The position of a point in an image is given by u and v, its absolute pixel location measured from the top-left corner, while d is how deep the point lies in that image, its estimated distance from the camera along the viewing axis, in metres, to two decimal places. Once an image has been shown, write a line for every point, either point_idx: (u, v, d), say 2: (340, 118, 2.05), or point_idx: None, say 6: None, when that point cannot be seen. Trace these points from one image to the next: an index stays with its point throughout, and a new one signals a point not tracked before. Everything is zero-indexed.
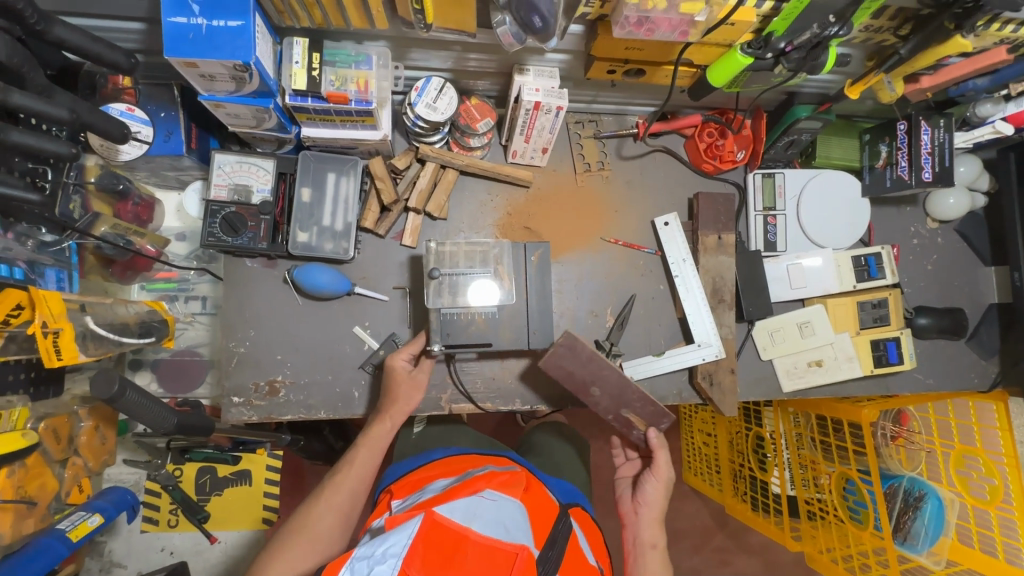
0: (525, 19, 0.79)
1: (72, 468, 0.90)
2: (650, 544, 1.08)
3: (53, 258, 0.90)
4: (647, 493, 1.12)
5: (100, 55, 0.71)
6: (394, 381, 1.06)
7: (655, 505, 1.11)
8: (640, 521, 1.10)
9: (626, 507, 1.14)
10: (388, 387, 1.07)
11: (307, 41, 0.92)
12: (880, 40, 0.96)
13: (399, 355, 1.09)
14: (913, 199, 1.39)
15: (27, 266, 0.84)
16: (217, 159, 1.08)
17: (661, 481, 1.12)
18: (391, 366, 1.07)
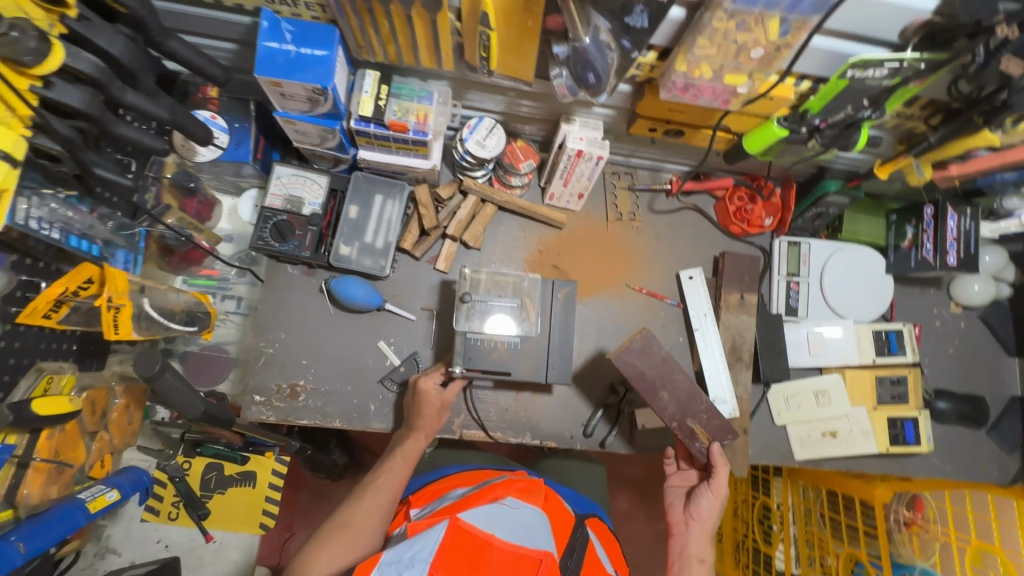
0: (581, 74, 0.87)
1: (100, 441, 0.91)
2: (698, 560, 1.07)
3: (127, 241, 0.93)
4: (702, 507, 1.09)
5: (204, 68, 0.80)
6: (425, 399, 1.10)
7: (710, 518, 1.09)
8: (692, 534, 1.08)
9: (677, 518, 1.12)
10: (418, 406, 1.10)
11: (377, 74, 1.01)
12: (911, 127, 1.01)
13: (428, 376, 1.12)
14: (937, 282, 1.40)
15: (101, 245, 0.87)
16: (277, 171, 1.16)
17: (717, 497, 1.08)
18: (420, 388, 1.10)
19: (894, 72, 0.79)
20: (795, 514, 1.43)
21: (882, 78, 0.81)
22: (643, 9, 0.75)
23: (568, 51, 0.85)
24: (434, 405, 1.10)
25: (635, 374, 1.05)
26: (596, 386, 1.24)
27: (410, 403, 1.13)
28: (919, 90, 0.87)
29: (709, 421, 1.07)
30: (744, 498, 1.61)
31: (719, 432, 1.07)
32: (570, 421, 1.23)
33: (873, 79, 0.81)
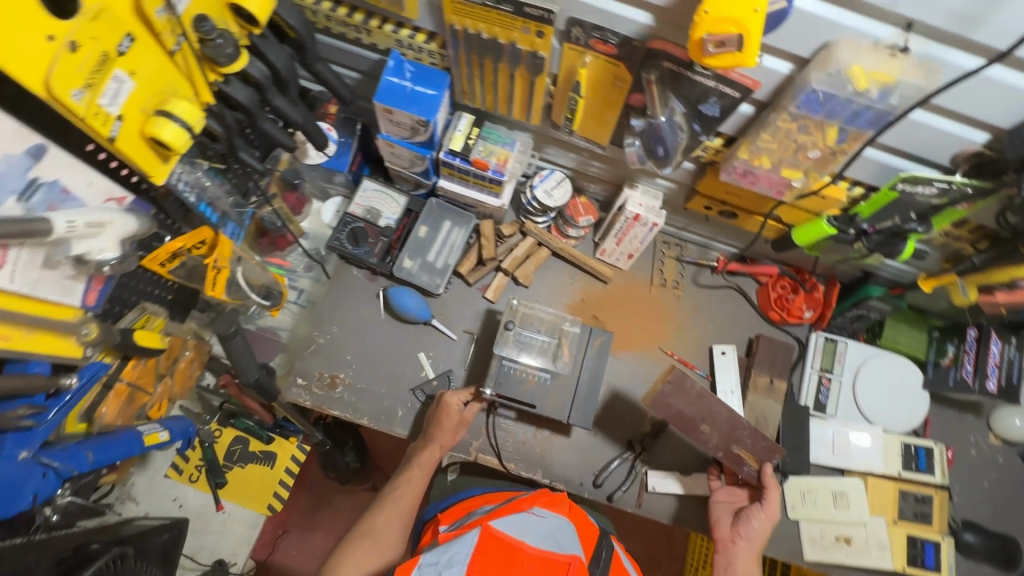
0: (652, 146, 0.98)
1: (165, 386, 1.01)
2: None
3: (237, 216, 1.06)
4: (754, 526, 1.12)
5: (337, 88, 0.95)
6: (448, 417, 1.15)
7: (761, 535, 1.13)
8: (742, 551, 1.12)
9: (723, 534, 1.14)
10: (436, 419, 1.16)
11: (472, 118, 1.15)
12: (959, 248, 1.06)
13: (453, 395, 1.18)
14: (976, 409, 1.38)
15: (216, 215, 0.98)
16: (365, 184, 1.31)
17: (769, 517, 1.12)
18: (445, 402, 1.16)
19: (943, 192, 0.86)
20: None
21: (932, 196, 0.88)
22: (716, 100, 0.85)
23: (644, 125, 0.96)
24: (452, 422, 1.15)
25: (677, 408, 1.07)
26: (614, 439, 1.27)
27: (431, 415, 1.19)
28: (967, 214, 0.93)
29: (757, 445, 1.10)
30: None
31: (767, 455, 1.10)
32: (583, 468, 1.25)
33: (921, 195, 0.88)
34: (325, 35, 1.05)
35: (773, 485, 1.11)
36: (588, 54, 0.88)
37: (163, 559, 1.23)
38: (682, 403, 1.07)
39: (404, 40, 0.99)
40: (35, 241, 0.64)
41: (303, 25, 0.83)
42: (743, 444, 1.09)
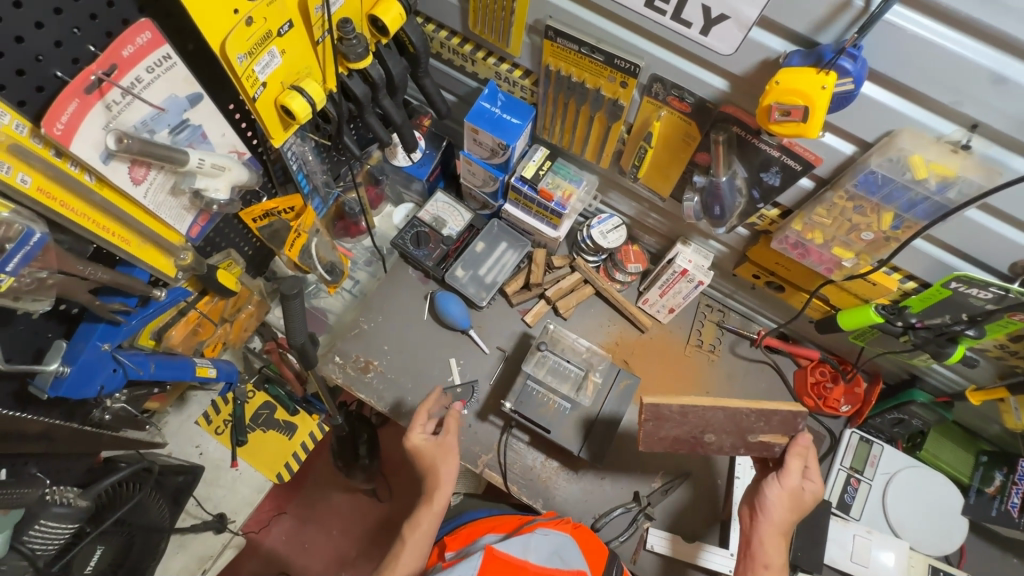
0: (709, 204, 1.03)
1: (225, 331, 1.12)
2: (762, 564, 0.96)
3: None
4: (768, 500, 0.97)
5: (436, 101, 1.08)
6: (421, 451, 1.10)
7: (779, 513, 0.96)
8: (761, 528, 0.97)
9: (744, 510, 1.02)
10: (422, 463, 1.10)
11: (546, 152, 1.25)
12: (1013, 364, 1.01)
13: (414, 430, 1.11)
14: (1023, 553, 1.26)
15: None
16: (437, 196, 1.43)
17: (786, 490, 0.96)
18: (415, 445, 1.10)
19: (998, 298, 0.86)
20: None
21: (987, 301, 0.88)
22: (778, 170, 0.91)
23: (705, 183, 1.01)
24: (430, 455, 1.10)
25: (673, 436, 0.95)
26: (620, 486, 1.25)
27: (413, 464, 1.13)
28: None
29: (773, 417, 0.93)
30: None
31: (789, 429, 0.93)
32: (584, 508, 1.23)
33: (976, 298, 0.89)
34: (436, 61, 1.20)
35: (796, 452, 0.94)
36: (663, 109, 0.96)
37: (173, 498, 1.33)
38: (670, 430, 0.94)
39: (502, 73, 1.12)
40: (170, 168, 0.78)
41: (423, 43, 0.96)
42: (759, 423, 0.93)
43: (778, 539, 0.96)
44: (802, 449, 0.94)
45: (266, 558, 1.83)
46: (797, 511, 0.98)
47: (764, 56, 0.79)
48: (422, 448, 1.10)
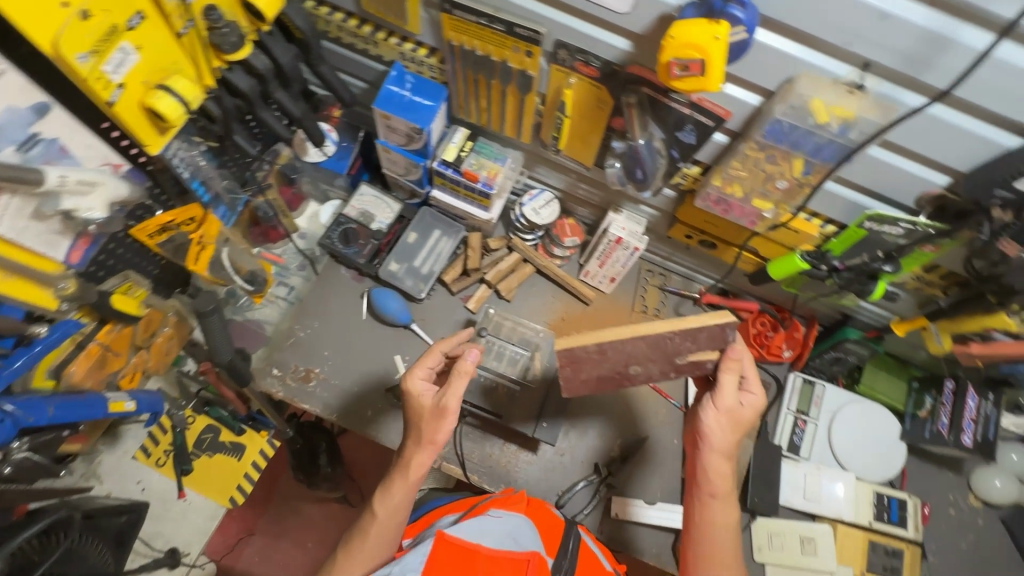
0: (631, 169, 1.02)
1: (140, 359, 1.04)
2: (708, 493, 0.91)
3: None
4: (706, 425, 0.91)
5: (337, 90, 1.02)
6: (415, 405, 0.93)
7: (721, 439, 0.90)
8: (704, 457, 0.91)
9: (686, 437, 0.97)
10: (412, 408, 0.95)
11: (467, 132, 1.21)
12: (933, 294, 1.07)
13: (414, 374, 0.96)
14: (956, 467, 1.35)
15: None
16: (362, 189, 1.36)
17: (724, 413, 0.89)
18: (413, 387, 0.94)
19: (909, 232, 0.88)
20: None
21: (898, 237, 0.91)
22: (692, 128, 0.90)
23: (624, 148, 1.00)
24: (423, 413, 0.92)
25: (596, 376, 0.89)
26: (580, 459, 1.25)
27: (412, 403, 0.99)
28: (934, 258, 0.95)
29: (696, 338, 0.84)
30: None
31: (718, 345, 0.85)
32: (546, 487, 1.23)
33: (889, 235, 0.91)
34: (337, 46, 1.13)
35: (727, 367, 0.87)
36: (573, 76, 0.93)
37: (117, 542, 1.25)
38: (589, 370, 0.88)
39: (407, 53, 1.07)
40: (24, 191, 0.72)
41: (310, 28, 0.89)
42: (684, 344, 0.84)
43: (723, 464, 0.91)
44: (733, 363, 0.87)
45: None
46: (741, 432, 0.91)
47: (660, 11, 0.77)
48: (413, 405, 0.93)
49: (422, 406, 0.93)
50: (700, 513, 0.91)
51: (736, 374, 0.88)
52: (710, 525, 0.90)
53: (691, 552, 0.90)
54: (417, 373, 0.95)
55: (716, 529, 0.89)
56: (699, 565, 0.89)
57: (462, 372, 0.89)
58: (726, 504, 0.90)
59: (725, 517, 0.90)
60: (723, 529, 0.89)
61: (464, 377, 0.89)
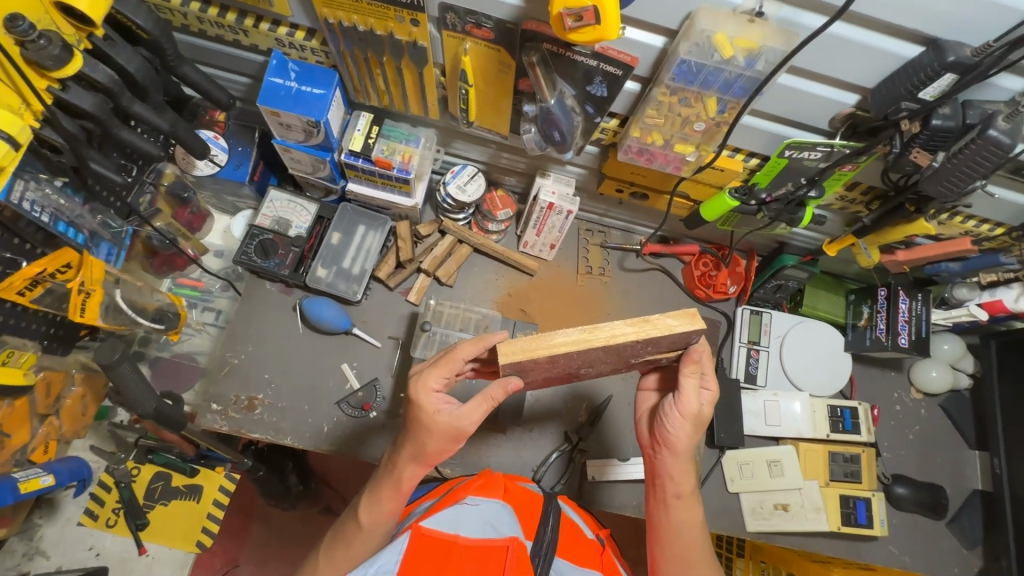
0: (547, 132, 0.97)
1: (48, 427, 0.94)
2: (673, 494, 0.92)
3: (111, 235, 1.04)
4: (670, 430, 0.91)
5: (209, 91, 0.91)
6: (424, 421, 0.83)
7: (684, 442, 0.91)
8: (668, 461, 0.92)
9: (647, 438, 0.97)
10: (413, 422, 0.84)
11: (371, 116, 1.11)
12: (856, 211, 1.10)
13: (427, 384, 0.83)
14: (897, 365, 1.43)
15: (88, 236, 0.98)
16: (272, 194, 1.25)
17: (686, 418, 0.89)
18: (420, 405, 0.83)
19: (827, 155, 0.88)
20: None
21: (818, 161, 0.90)
22: (601, 80, 0.85)
23: (536, 110, 0.94)
24: (434, 431, 0.83)
25: (545, 377, 0.85)
26: (550, 431, 1.25)
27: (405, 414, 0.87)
28: (855, 175, 0.95)
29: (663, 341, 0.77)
30: None
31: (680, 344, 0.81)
32: (520, 466, 1.23)
33: (809, 160, 0.90)
34: (202, 39, 1.00)
35: (689, 371, 0.87)
36: (467, 41, 0.86)
37: None
38: (542, 375, 0.83)
39: (283, 38, 0.95)
40: None
41: (156, 25, 0.77)
42: (648, 349, 0.78)
43: (685, 466, 0.92)
44: (693, 367, 0.86)
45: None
46: (701, 433, 0.92)
47: None
48: (423, 417, 0.82)
49: (435, 422, 0.83)
50: (665, 516, 0.92)
51: (696, 377, 0.88)
52: (675, 526, 0.91)
53: (659, 555, 0.92)
54: (431, 386, 0.82)
55: (682, 528, 0.91)
56: (669, 565, 0.91)
57: (489, 398, 0.84)
58: (689, 504, 0.92)
59: (689, 516, 0.91)
60: (689, 527, 0.91)
61: (491, 402, 0.84)
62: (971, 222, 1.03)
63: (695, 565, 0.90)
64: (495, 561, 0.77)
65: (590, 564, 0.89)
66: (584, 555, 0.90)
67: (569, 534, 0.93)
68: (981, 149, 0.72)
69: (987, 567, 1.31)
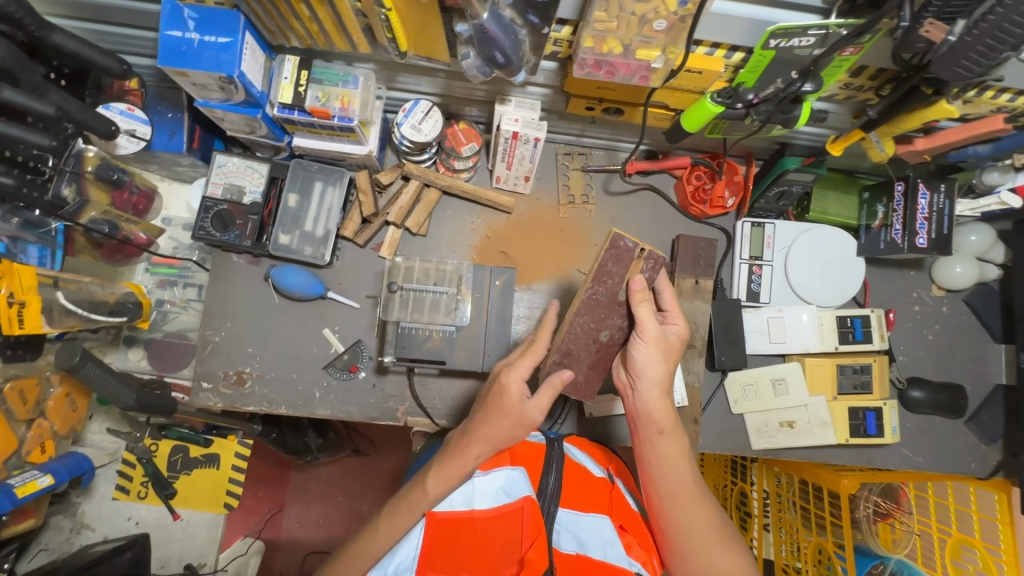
0: (488, 54, 0.82)
1: (37, 429, 1.02)
2: (656, 430, 0.89)
3: (37, 236, 0.99)
4: (638, 360, 0.90)
5: (94, 59, 0.86)
6: (503, 400, 0.89)
7: (653, 369, 0.89)
8: (645, 396, 0.89)
9: (623, 381, 0.94)
10: (493, 406, 0.89)
11: (297, 59, 0.97)
12: (864, 99, 0.94)
13: (516, 370, 0.91)
14: (917, 264, 1.32)
15: (8, 242, 0.94)
16: (219, 159, 1.14)
17: (651, 344, 0.88)
18: (502, 385, 0.90)
19: (822, 40, 0.73)
20: (770, 499, 1.56)
21: (812, 47, 0.75)
22: None
23: (469, 30, 0.79)
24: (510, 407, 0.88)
25: (589, 367, 0.97)
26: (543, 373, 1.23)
27: (484, 403, 0.93)
28: (858, 59, 0.79)
29: (603, 261, 0.92)
30: (724, 484, 1.77)
31: (628, 259, 0.92)
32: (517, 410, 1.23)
33: (800, 48, 0.75)
34: None
35: (638, 300, 0.89)
36: None
37: None
38: (582, 367, 0.98)
39: None
40: None
41: None
42: (607, 286, 0.93)
43: (661, 399, 0.89)
44: (642, 295, 0.89)
45: (290, 546, 1.80)
46: (671, 361, 0.91)
47: None
48: (502, 395, 0.89)
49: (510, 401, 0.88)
50: (652, 454, 0.89)
51: (649, 305, 0.89)
52: (663, 463, 0.88)
53: (656, 498, 0.88)
54: (520, 371, 0.91)
55: (671, 461, 0.88)
56: (664, 503, 0.87)
57: (552, 386, 0.90)
58: (674, 437, 0.89)
59: (673, 448, 0.89)
60: (678, 460, 0.89)
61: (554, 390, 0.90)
62: (1006, 95, 0.86)
63: (690, 498, 0.87)
64: (514, 526, 0.77)
65: (598, 508, 0.87)
66: (590, 499, 0.88)
67: (574, 480, 0.91)
68: (1007, 15, 0.59)
69: (1006, 461, 1.28)
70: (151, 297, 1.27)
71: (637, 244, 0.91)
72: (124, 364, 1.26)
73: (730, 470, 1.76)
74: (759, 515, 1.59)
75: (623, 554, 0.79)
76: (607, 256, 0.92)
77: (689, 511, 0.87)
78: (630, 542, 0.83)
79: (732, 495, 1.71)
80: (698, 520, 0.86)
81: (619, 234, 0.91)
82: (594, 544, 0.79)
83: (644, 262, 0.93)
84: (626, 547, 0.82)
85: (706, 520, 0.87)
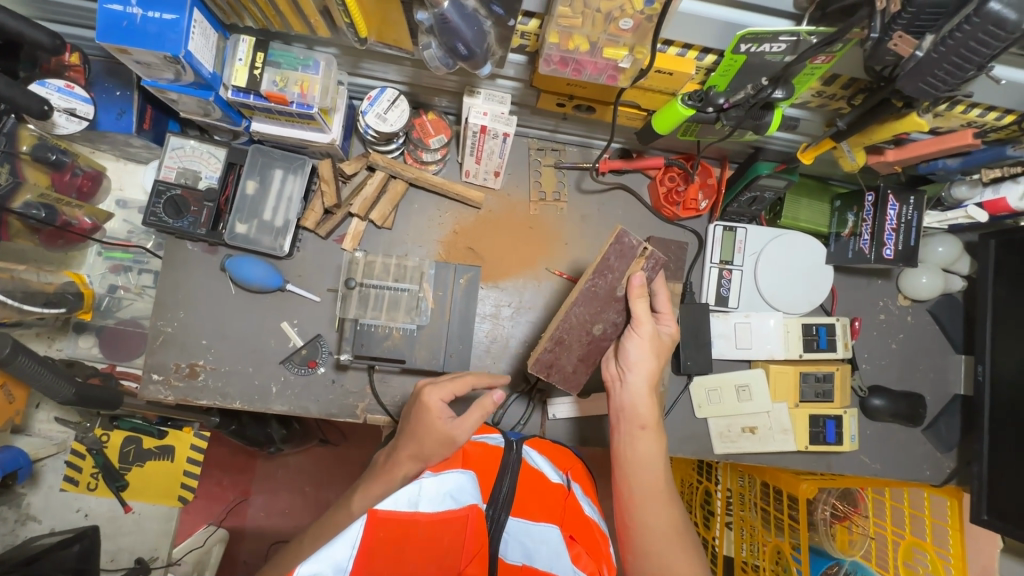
0: (450, 45, 0.78)
1: None
2: (638, 425, 0.91)
3: None
4: (631, 353, 0.92)
5: (22, 32, 0.80)
6: (426, 419, 0.90)
7: (645, 362, 0.92)
8: (633, 389, 0.92)
9: (611, 374, 0.96)
10: (417, 424, 0.90)
11: (253, 40, 0.93)
12: (837, 108, 0.93)
13: (438, 389, 0.94)
14: (885, 273, 1.32)
15: None
16: (173, 142, 1.09)
17: (646, 338, 0.92)
18: (424, 402, 0.92)
19: (793, 46, 0.71)
20: (733, 499, 1.57)
21: (783, 53, 0.73)
22: None
23: (430, 19, 0.75)
24: (433, 425, 0.89)
25: (579, 359, 0.98)
26: (508, 374, 1.21)
27: (409, 421, 0.94)
28: (830, 67, 0.77)
29: (606, 255, 0.94)
30: (690, 483, 1.78)
31: (631, 256, 0.95)
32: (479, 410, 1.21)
33: (772, 53, 0.73)
34: None
35: (637, 295, 0.92)
36: None
37: None
38: (571, 358, 0.98)
39: None
40: None
41: None
42: (606, 280, 0.95)
43: (648, 393, 0.92)
44: (641, 291, 0.92)
45: (256, 535, 1.76)
46: (661, 357, 0.94)
47: None
48: (425, 413, 0.90)
49: (434, 425, 0.89)
50: (631, 450, 0.90)
51: (646, 301, 0.93)
52: (640, 459, 0.89)
53: (626, 495, 0.88)
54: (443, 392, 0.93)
55: (647, 459, 0.89)
56: (633, 500, 0.87)
57: (481, 407, 0.91)
58: (655, 434, 0.91)
59: (653, 446, 0.90)
60: (655, 459, 0.90)
61: (482, 411, 0.91)
62: (976, 110, 0.85)
63: (661, 499, 0.87)
64: (456, 535, 0.72)
65: (549, 517, 0.85)
66: (540, 505, 0.87)
67: (528, 486, 0.89)
68: (975, 32, 0.57)
69: (960, 468, 1.30)
70: (101, 284, 1.21)
71: (641, 243, 0.94)
72: (74, 352, 1.21)
73: (696, 469, 1.77)
74: (722, 514, 1.60)
75: (567, 563, 0.77)
76: (611, 250, 0.94)
77: (655, 513, 0.86)
78: (579, 553, 0.80)
79: (697, 494, 1.73)
80: (663, 523, 0.86)
81: (625, 230, 0.94)
82: (541, 555, 0.78)
83: (646, 260, 0.95)
84: (573, 558, 0.79)
85: (669, 525, 0.86)
